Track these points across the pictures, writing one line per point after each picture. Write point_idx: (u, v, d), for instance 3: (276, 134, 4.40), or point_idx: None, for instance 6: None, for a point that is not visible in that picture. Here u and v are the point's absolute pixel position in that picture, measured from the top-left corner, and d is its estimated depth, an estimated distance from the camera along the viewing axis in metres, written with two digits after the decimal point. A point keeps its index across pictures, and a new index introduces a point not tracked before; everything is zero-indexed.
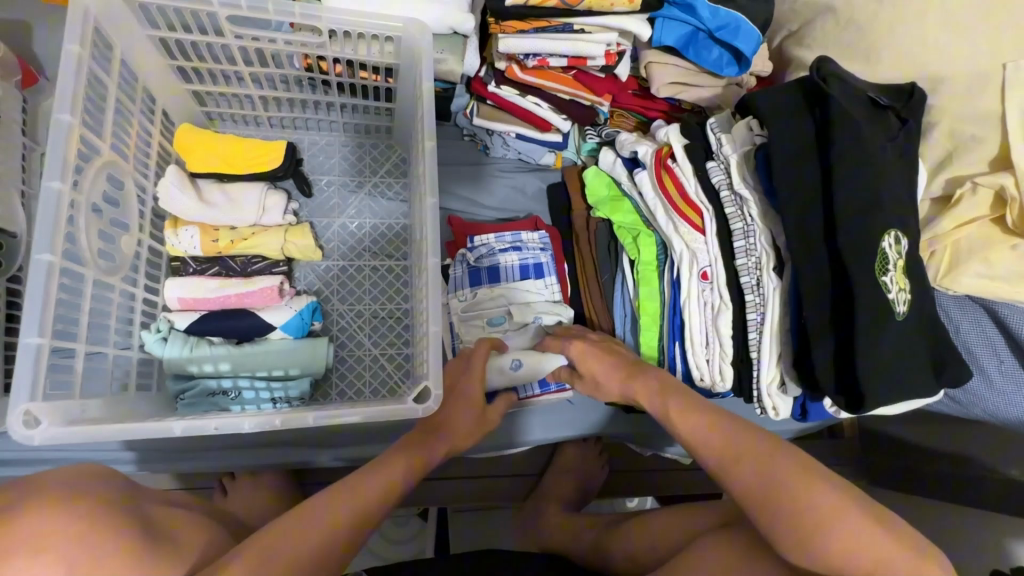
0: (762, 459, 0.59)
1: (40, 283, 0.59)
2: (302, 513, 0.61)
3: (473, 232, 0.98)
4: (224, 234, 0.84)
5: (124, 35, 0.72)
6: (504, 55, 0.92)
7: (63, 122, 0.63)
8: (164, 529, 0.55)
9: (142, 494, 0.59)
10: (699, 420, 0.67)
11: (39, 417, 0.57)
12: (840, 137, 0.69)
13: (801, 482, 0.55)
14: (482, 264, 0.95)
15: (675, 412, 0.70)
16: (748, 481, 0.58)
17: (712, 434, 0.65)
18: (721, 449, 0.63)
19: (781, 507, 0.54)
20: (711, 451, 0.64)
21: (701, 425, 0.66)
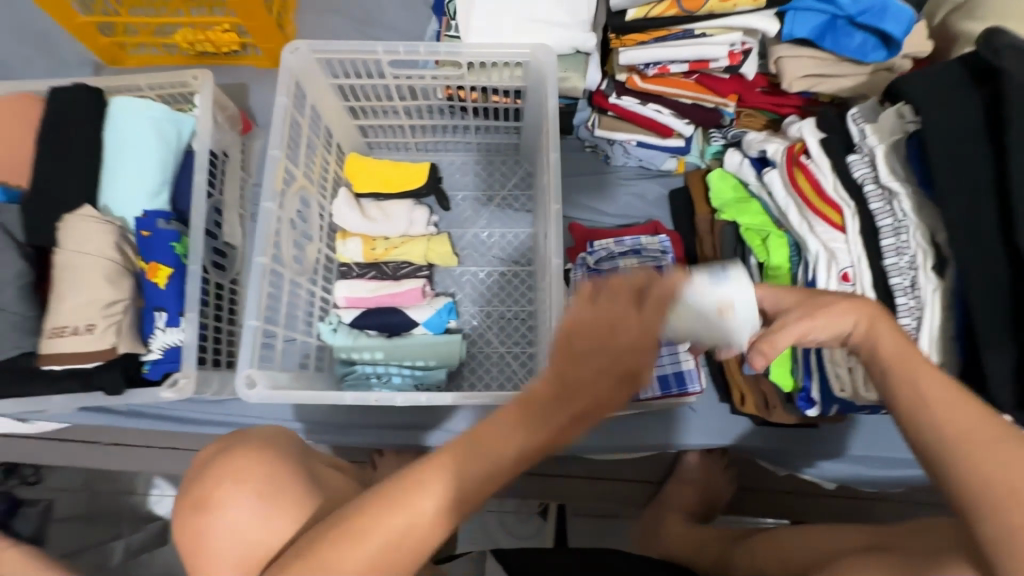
0: (1021, 470, 0.41)
1: (257, 279, 0.75)
2: (393, 496, 0.46)
3: (594, 238, 1.03)
4: (380, 243, 1.00)
5: (314, 87, 0.90)
6: (625, 68, 0.96)
7: (274, 155, 0.80)
8: (329, 483, 0.68)
9: (309, 453, 0.72)
10: (946, 394, 0.46)
11: (256, 380, 0.73)
12: (1019, 113, 0.59)
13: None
14: (603, 267, 0.97)
15: (918, 372, 0.48)
16: (984, 490, 0.42)
17: (963, 417, 0.45)
18: (967, 438, 0.44)
19: (1021, 542, 0.39)
20: (948, 436, 0.44)
21: (956, 401, 0.45)
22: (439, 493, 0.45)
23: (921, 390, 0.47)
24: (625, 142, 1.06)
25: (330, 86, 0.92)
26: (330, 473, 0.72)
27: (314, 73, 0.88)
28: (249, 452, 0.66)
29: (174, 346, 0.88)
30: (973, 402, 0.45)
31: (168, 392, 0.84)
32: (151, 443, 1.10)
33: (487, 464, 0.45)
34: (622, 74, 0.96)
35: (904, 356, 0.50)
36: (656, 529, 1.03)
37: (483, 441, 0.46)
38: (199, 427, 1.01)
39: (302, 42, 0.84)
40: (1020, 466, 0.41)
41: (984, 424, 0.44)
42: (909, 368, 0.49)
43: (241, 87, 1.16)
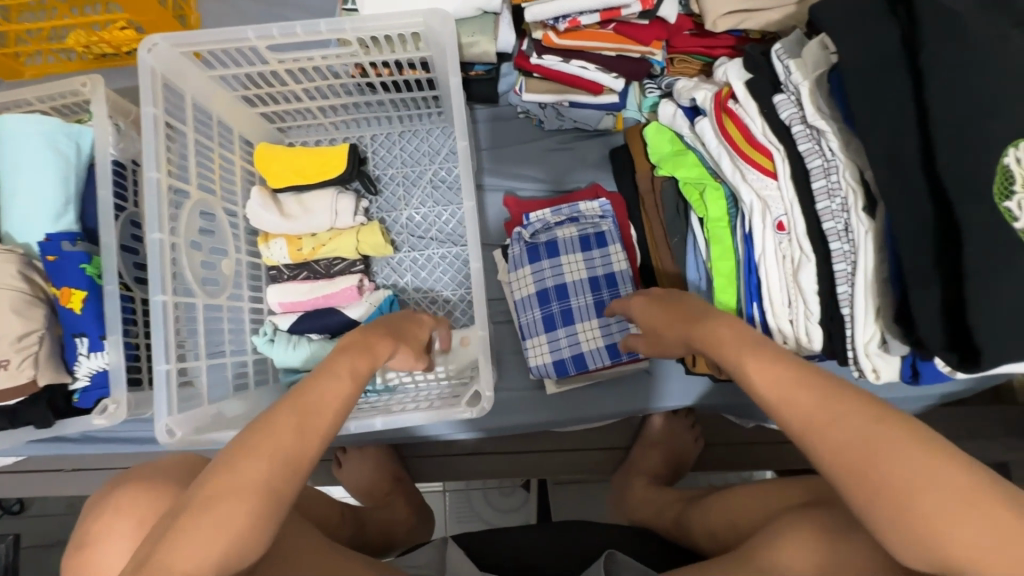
0: (859, 428, 0.48)
1: (160, 317, 0.75)
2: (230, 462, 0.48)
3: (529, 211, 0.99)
4: (306, 242, 0.95)
5: (191, 83, 0.83)
6: (539, 23, 0.90)
7: (153, 178, 0.76)
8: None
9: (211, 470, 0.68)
10: (779, 381, 0.55)
11: (176, 428, 0.74)
12: (935, 37, 0.56)
13: (908, 462, 0.45)
14: (540, 239, 0.94)
15: (755, 365, 0.57)
16: (838, 458, 0.48)
17: (799, 392, 0.53)
18: (807, 415, 0.51)
19: (880, 496, 0.46)
20: (796, 419, 0.52)
21: (786, 378, 0.54)
22: (264, 453, 0.48)
23: (763, 383, 0.56)
24: (556, 104, 1.00)
25: (212, 79, 0.86)
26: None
27: (185, 68, 0.82)
28: (142, 481, 0.64)
29: (101, 370, 0.85)
30: (803, 379, 0.54)
31: (99, 419, 0.82)
32: (110, 465, 1.08)
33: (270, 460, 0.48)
34: (537, 31, 0.90)
35: (745, 348, 0.59)
36: (623, 494, 1.02)
37: (303, 398, 0.53)
38: (151, 446, 0.99)
39: (158, 37, 0.77)
40: (856, 423, 0.49)
41: (816, 392, 0.52)
42: (752, 361, 0.58)
43: None
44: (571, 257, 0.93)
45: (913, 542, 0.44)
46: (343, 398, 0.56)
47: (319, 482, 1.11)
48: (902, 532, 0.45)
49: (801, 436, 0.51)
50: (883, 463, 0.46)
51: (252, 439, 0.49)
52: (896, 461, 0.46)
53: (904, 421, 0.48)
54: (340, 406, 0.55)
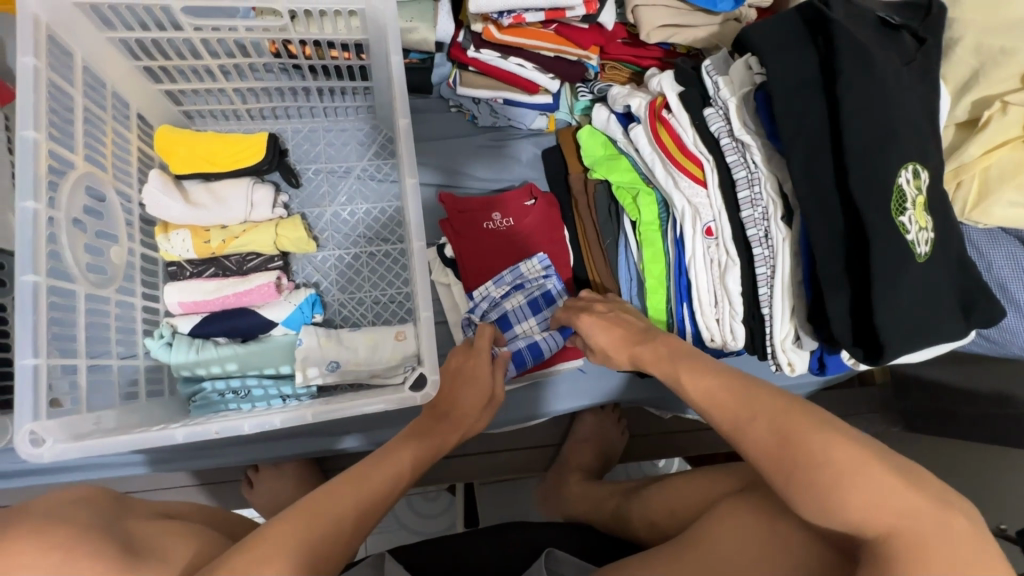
0: (777, 422, 0.53)
1: (28, 304, 0.59)
2: (321, 499, 0.57)
3: (464, 205, 0.94)
4: (215, 235, 0.83)
5: (81, 41, 0.69)
6: (479, 16, 0.87)
7: (28, 138, 0.61)
8: (150, 542, 0.53)
9: (128, 511, 0.57)
10: (713, 386, 0.60)
11: (46, 436, 0.58)
12: (850, 67, 0.63)
13: (822, 446, 0.50)
14: (480, 243, 0.92)
15: (686, 377, 0.64)
16: (767, 450, 0.53)
17: (727, 395, 0.58)
18: (735, 414, 0.57)
19: (796, 473, 0.50)
20: (725, 417, 0.57)
21: (713, 383, 0.60)
22: (347, 500, 0.58)
23: (696, 391, 0.62)
24: (490, 101, 0.99)
25: (107, 42, 0.72)
26: (148, 527, 0.56)
27: (77, 23, 0.68)
28: (39, 533, 0.47)
29: None
30: (733, 383, 0.59)
31: None
32: None
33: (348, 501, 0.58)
34: (477, 23, 0.88)
35: (674, 360, 0.67)
36: (557, 491, 1.04)
37: (375, 464, 0.64)
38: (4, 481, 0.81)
39: None
40: (772, 420, 0.53)
41: (738, 393, 0.58)
42: (683, 370, 0.64)
43: None
44: (525, 324, 0.90)
45: (825, 513, 0.49)
46: (408, 463, 0.66)
47: (226, 505, 0.98)
48: (814, 504, 0.49)
49: (733, 429, 0.56)
50: (800, 449, 0.50)
51: (337, 488, 0.59)
52: (812, 443, 0.50)
53: (817, 414, 0.53)
54: (405, 468, 0.65)
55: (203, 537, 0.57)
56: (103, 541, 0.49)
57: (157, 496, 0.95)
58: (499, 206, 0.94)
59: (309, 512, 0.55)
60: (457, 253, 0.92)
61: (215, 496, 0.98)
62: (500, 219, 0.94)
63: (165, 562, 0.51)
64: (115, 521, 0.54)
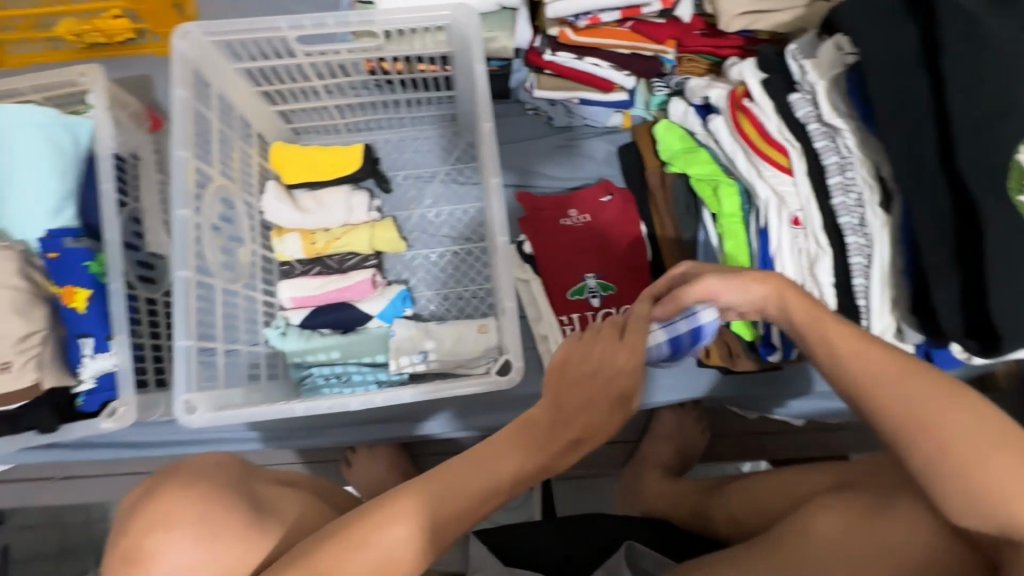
0: (932, 407, 0.49)
1: (182, 295, 0.70)
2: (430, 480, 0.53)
3: (541, 203, 0.98)
4: (320, 237, 0.93)
5: (217, 74, 0.81)
6: (557, 20, 0.92)
7: (181, 157, 0.73)
8: (276, 502, 0.61)
9: (253, 475, 0.65)
10: (861, 351, 0.54)
11: (197, 405, 0.69)
12: (955, 38, 0.59)
13: (974, 433, 0.47)
14: (557, 239, 0.95)
15: (831, 334, 0.56)
16: (907, 422, 0.50)
17: (877, 365, 0.52)
18: (885, 371, 0.52)
19: (945, 457, 0.48)
20: (860, 383, 0.53)
21: (862, 348, 0.54)
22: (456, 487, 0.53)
23: (840, 351, 0.55)
24: (566, 102, 1.01)
25: (237, 71, 0.83)
26: (272, 490, 0.64)
27: (214, 58, 0.79)
28: (187, 488, 0.57)
29: (107, 372, 0.80)
30: (877, 348, 0.53)
31: (107, 422, 0.77)
32: (102, 472, 1.03)
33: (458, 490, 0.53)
34: (553, 27, 0.92)
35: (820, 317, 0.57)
36: (636, 486, 1.04)
37: (491, 461, 0.54)
38: (155, 450, 0.95)
39: (192, 25, 0.75)
40: (925, 391, 0.50)
41: (890, 366, 0.52)
42: (821, 328, 0.56)
43: (144, 79, 1.04)
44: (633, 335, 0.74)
45: (970, 507, 0.47)
46: (517, 468, 0.54)
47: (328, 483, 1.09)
48: (960, 497, 0.47)
49: (869, 392, 0.52)
50: (945, 429, 0.48)
51: (441, 476, 0.53)
52: (964, 436, 0.47)
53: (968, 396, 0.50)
54: (525, 468, 0.55)
55: (316, 502, 0.65)
56: (235, 494, 0.58)
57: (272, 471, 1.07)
58: (576, 203, 0.97)
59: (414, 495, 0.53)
60: (535, 249, 0.95)
61: (319, 474, 1.09)
62: (577, 215, 0.97)
63: (287, 519, 0.58)
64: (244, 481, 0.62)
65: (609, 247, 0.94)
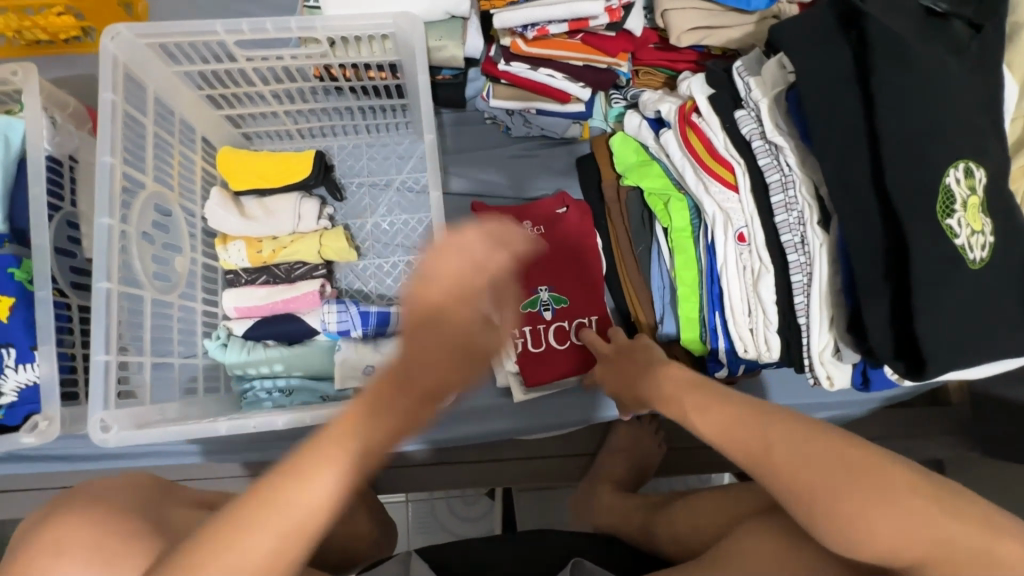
0: (796, 458, 0.49)
1: (103, 308, 0.67)
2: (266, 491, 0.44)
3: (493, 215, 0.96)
4: (267, 245, 0.91)
5: (155, 76, 0.78)
6: (508, 30, 0.90)
7: (106, 162, 0.70)
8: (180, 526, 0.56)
9: (168, 497, 0.61)
10: (715, 418, 0.56)
11: (113, 424, 0.66)
12: (885, 61, 0.59)
13: (840, 478, 0.46)
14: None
15: (690, 409, 0.59)
16: (786, 487, 0.49)
17: (733, 427, 0.54)
18: (749, 447, 0.52)
19: (817, 507, 0.47)
20: (737, 452, 0.53)
21: (717, 416, 0.56)
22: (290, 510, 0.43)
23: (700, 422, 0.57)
24: (523, 112, 1.00)
25: (178, 75, 0.81)
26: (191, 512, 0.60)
27: (150, 59, 0.77)
28: (83, 512, 0.52)
29: (30, 386, 0.77)
30: (736, 414, 0.54)
31: (27, 437, 0.73)
32: None
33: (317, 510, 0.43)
34: (505, 38, 0.90)
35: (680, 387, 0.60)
36: (589, 500, 1.03)
37: (280, 485, 0.43)
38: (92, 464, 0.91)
39: (122, 26, 0.73)
40: (790, 448, 0.49)
41: (750, 426, 0.52)
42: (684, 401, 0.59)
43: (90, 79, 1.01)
44: None
45: (855, 546, 0.46)
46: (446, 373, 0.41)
47: None
48: (852, 543, 0.46)
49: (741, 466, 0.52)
50: (815, 484, 0.47)
51: (237, 525, 0.43)
52: (834, 481, 0.46)
53: (835, 434, 0.49)
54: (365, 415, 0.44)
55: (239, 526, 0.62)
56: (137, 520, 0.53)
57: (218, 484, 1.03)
58: (532, 215, 0.96)
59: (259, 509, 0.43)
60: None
61: None
62: (532, 227, 0.95)
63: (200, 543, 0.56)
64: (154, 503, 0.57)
65: (564, 259, 0.93)
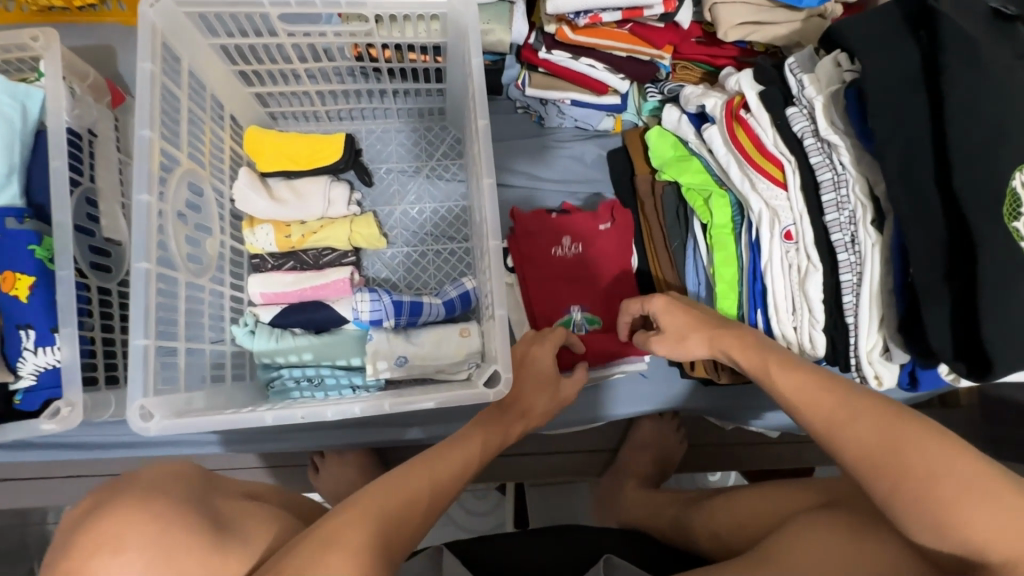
0: (881, 429, 0.50)
1: (141, 288, 0.65)
2: (391, 483, 0.60)
3: (531, 224, 0.91)
4: (295, 229, 0.88)
5: (188, 47, 0.75)
6: (554, 17, 0.87)
7: (145, 137, 0.67)
8: (234, 522, 0.55)
9: (215, 489, 0.60)
10: (804, 385, 0.57)
11: (153, 411, 0.64)
12: (956, 62, 0.59)
13: (933, 454, 0.47)
14: (547, 266, 0.91)
15: (772, 372, 0.61)
16: (867, 460, 0.50)
17: (819, 397, 0.56)
18: (828, 418, 0.54)
19: (904, 481, 0.47)
20: (818, 420, 0.55)
21: (804, 383, 0.58)
22: (415, 486, 0.61)
23: (784, 390, 0.59)
24: (558, 101, 0.98)
25: (211, 47, 0.78)
26: (230, 504, 0.58)
27: (186, 31, 0.74)
28: (135, 506, 0.49)
29: (50, 369, 0.74)
30: (821, 386, 0.56)
31: (48, 424, 0.71)
32: (39, 475, 0.94)
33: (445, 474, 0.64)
34: (551, 24, 0.88)
35: (760, 359, 0.63)
36: (615, 494, 1.03)
37: (398, 479, 0.61)
38: (103, 453, 0.87)
39: None
40: (875, 427, 0.51)
41: (836, 396, 0.55)
42: (763, 370, 0.62)
43: (106, 49, 0.96)
44: None
45: (932, 527, 0.46)
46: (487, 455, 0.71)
47: (292, 488, 1.03)
48: (931, 524, 0.46)
49: (826, 435, 0.54)
50: (911, 458, 0.48)
51: (369, 502, 0.57)
52: (925, 456, 0.47)
53: (919, 420, 0.50)
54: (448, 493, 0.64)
55: (280, 524, 0.59)
56: (190, 518, 0.51)
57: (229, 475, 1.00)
58: (570, 230, 0.91)
59: (390, 488, 0.59)
60: (521, 277, 0.91)
61: (280, 478, 1.03)
62: (569, 244, 0.91)
63: (245, 546, 0.52)
64: (205, 500, 0.56)
65: (601, 279, 0.91)
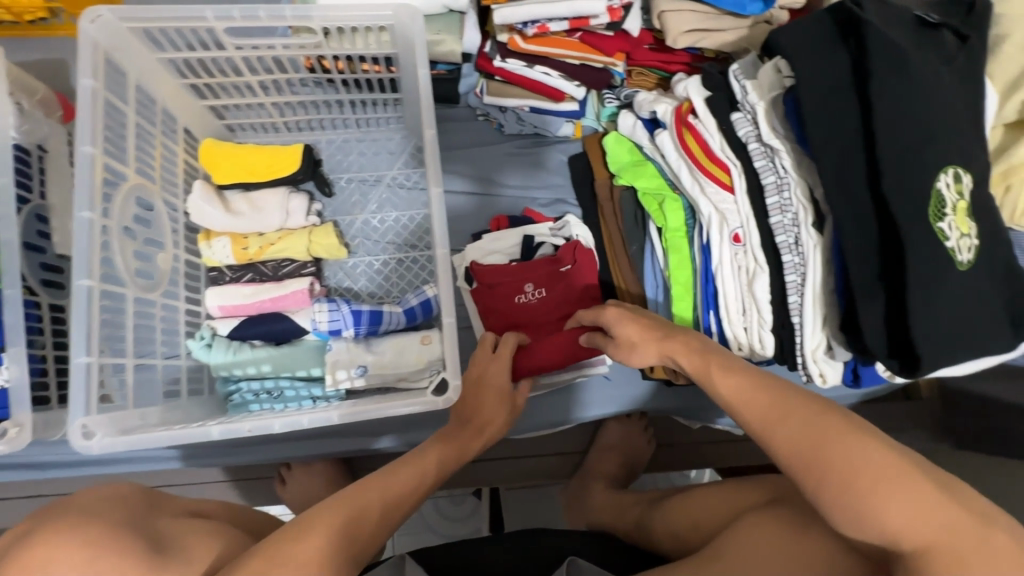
0: (809, 430, 0.52)
1: (84, 307, 0.65)
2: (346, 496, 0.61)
3: (492, 275, 0.88)
4: (252, 241, 0.87)
5: (135, 61, 0.75)
6: (505, 27, 0.89)
7: (86, 153, 0.67)
8: (175, 541, 0.55)
9: (158, 509, 0.60)
10: (741, 387, 0.58)
11: (95, 430, 0.64)
12: (882, 68, 0.61)
13: (861, 456, 0.48)
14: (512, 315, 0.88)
15: (713, 374, 0.61)
16: (797, 460, 0.51)
17: (755, 397, 0.56)
18: (762, 423, 0.55)
19: (826, 482, 0.49)
20: (753, 417, 0.55)
21: (745, 384, 0.58)
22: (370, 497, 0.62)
23: (723, 392, 0.59)
24: (516, 109, 0.99)
25: (159, 61, 0.77)
26: (177, 526, 0.58)
27: (132, 46, 0.74)
28: (72, 529, 0.49)
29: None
30: (760, 387, 0.57)
31: None
32: None
33: (401, 486, 0.66)
34: (503, 33, 0.90)
35: (703, 362, 0.63)
36: (582, 499, 1.04)
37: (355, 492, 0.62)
38: (60, 471, 0.86)
39: (104, 9, 0.69)
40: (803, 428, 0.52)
41: (772, 398, 0.56)
42: (707, 373, 0.62)
43: (58, 63, 0.95)
44: None
45: (853, 520, 0.47)
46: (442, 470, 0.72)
47: (259, 501, 1.02)
48: (853, 517, 0.47)
49: (763, 435, 0.55)
50: (839, 455, 0.49)
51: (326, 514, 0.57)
52: (848, 455, 0.49)
53: (848, 419, 0.52)
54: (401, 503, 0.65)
55: (227, 538, 0.59)
56: (128, 537, 0.51)
57: (194, 490, 0.99)
58: (532, 276, 0.88)
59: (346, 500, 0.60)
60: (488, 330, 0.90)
61: (246, 491, 1.02)
62: (533, 289, 0.88)
63: (187, 563, 0.53)
64: (145, 521, 0.56)
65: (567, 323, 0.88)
